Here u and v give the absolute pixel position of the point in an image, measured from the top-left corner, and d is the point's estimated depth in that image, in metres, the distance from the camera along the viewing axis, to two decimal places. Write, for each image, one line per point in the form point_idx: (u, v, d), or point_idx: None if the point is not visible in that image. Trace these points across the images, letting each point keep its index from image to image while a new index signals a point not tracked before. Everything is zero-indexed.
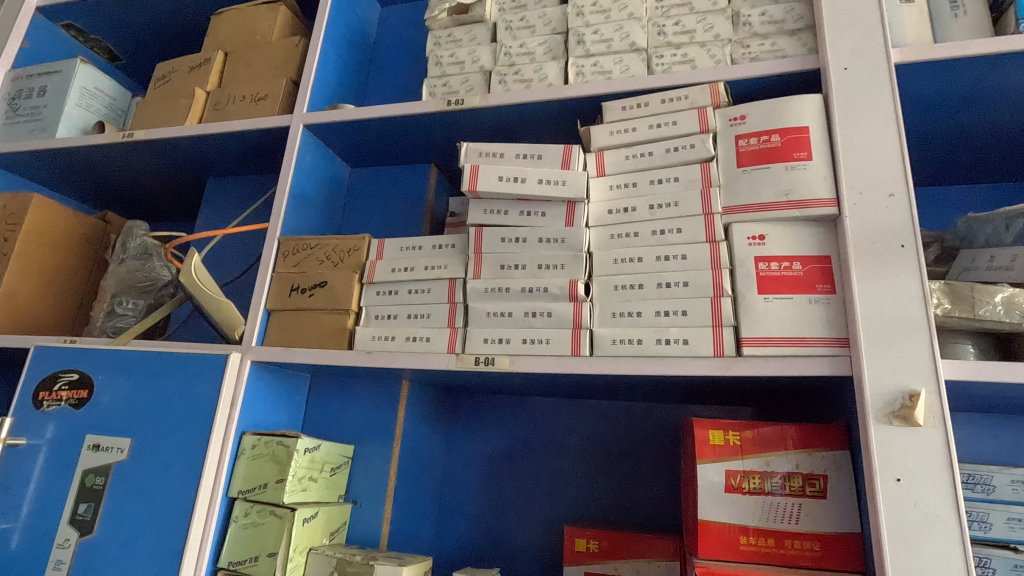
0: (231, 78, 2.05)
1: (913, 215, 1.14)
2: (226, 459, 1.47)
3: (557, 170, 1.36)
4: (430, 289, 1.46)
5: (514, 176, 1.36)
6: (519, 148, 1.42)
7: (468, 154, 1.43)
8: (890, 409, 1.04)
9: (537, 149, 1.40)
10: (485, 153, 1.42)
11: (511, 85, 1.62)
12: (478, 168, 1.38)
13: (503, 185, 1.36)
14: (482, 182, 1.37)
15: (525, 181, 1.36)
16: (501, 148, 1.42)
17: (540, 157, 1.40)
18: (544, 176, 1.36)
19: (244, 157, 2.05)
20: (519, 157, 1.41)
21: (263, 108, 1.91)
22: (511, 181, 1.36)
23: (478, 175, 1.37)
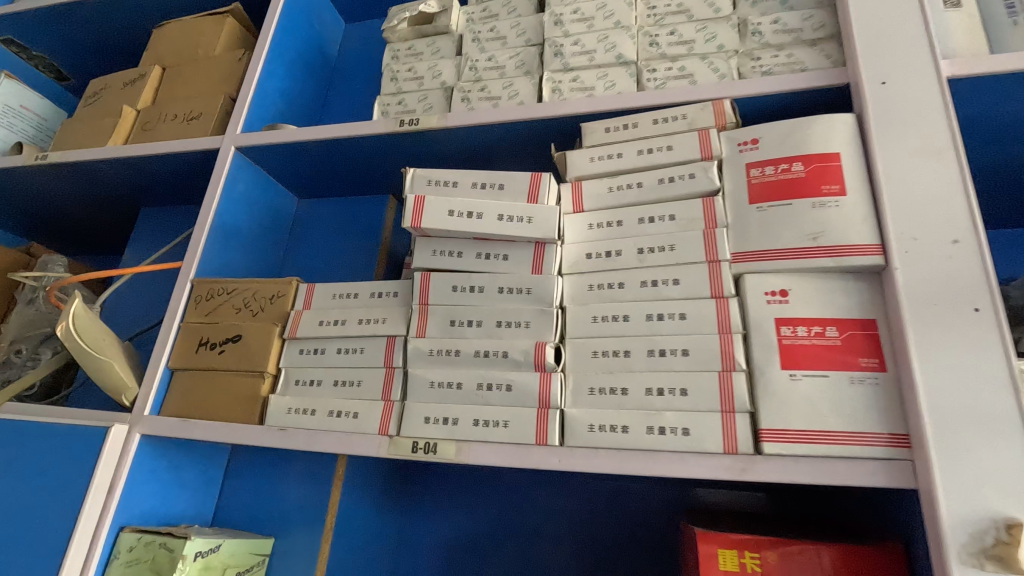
0: (165, 95, 1.78)
1: (986, 268, 0.86)
2: (93, 565, 1.12)
3: (522, 203, 1.08)
4: (364, 349, 1.16)
5: (467, 212, 1.08)
6: (478, 174, 1.13)
7: (413, 183, 1.15)
8: (979, 545, 0.74)
9: (499, 177, 1.12)
10: (435, 180, 1.14)
11: (476, 104, 1.36)
12: (424, 199, 1.10)
13: (454, 222, 1.08)
14: (428, 218, 1.09)
15: (481, 218, 1.08)
16: (455, 175, 1.14)
17: (502, 187, 1.12)
18: (506, 211, 1.08)
19: (175, 186, 1.78)
20: (476, 186, 1.13)
21: (194, 128, 1.63)
22: (463, 217, 1.08)
23: (423, 209, 1.09)
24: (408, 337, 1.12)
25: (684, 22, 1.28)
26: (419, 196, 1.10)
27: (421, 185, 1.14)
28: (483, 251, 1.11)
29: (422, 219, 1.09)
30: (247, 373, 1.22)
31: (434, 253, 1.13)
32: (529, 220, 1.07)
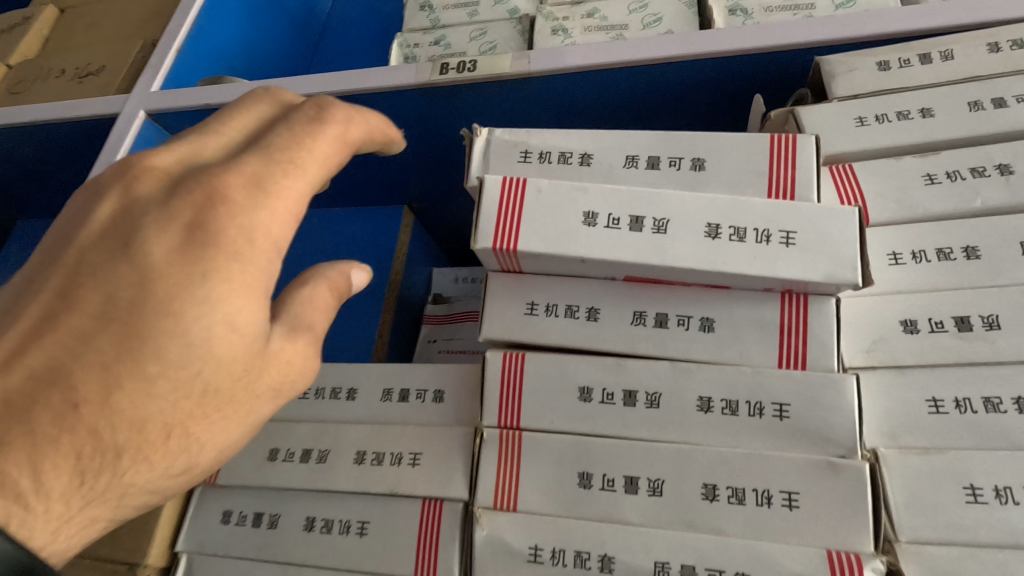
0: (58, 43, 1.13)
1: None
2: None
3: (762, 200, 0.46)
4: (369, 524, 0.52)
5: (628, 217, 0.46)
6: (637, 137, 0.51)
7: (489, 155, 0.53)
8: None
9: (692, 142, 0.50)
10: (540, 149, 0.52)
11: (580, 36, 0.75)
12: (525, 185, 0.47)
13: (599, 242, 0.46)
14: (535, 231, 0.46)
15: (666, 233, 0.45)
16: (587, 139, 0.52)
17: (701, 164, 0.49)
18: (726, 220, 0.45)
19: (61, 186, 1.12)
20: (636, 163, 0.50)
21: (91, 88, 0.99)
22: (619, 229, 0.46)
23: (523, 208, 0.47)
24: (474, 507, 0.49)
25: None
26: (513, 178, 0.48)
27: (506, 160, 0.52)
28: (652, 310, 0.49)
29: (520, 231, 0.46)
30: (99, 566, 0.56)
31: (534, 311, 0.51)
32: (787, 240, 0.44)
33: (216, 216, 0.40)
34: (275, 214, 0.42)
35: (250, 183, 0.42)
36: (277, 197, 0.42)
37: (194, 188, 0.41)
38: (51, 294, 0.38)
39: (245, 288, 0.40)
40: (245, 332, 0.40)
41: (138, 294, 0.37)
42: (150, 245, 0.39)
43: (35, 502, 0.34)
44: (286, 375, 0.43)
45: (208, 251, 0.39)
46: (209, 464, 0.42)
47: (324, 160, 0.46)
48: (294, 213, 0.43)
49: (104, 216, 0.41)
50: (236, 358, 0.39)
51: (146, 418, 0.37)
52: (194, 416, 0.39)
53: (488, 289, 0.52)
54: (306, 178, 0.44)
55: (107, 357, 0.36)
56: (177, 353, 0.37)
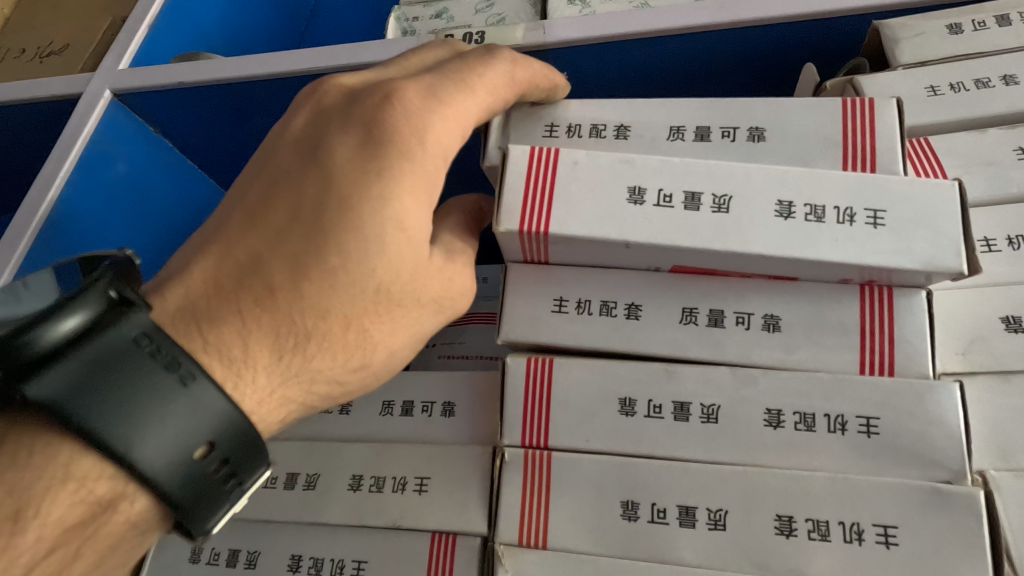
0: (17, 19, 1.03)
1: None
2: None
3: (842, 173, 0.38)
4: (367, 564, 0.43)
5: (682, 193, 0.38)
6: (681, 105, 0.43)
7: (510, 129, 0.45)
8: None
9: (748, 109, 0.42)
10: (569, 121, 0.44)
11: (599, 6, 0.68)
12: (556, 157, 0.39)
13: (648, 224, 0.38)
14: (569, 211, 0.38)
15: (727, 211, 0.38)
16: (622, 107, 0.44)
17: (759, 135, 0.42)
18: (800, 197, 0.37)
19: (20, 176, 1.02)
20: (683, 135, 0.43)
21: (53, 69, 0.89)
22: (672, 207, 0.38)
23: (555, 183, 0.39)
24: (495, 543, 0.41)
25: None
26: (542, 148, 0.40)
27: (530, 134, 0.45)
28: (705, 307, 0.41)
29: (553, 210, 0.38)
30: None
31: (563, 308, 0.43)
32: (876, 221, 0.37)
33: (395, 122, 0.39)
34: (450, 124, 0.39)
35: (425, 92, 0.40)
36: (452, 108, 0.40)
37: (374, 98, 0.40)
38: (251, 195, 0.40)
39: (419, 189, 0.38)
40: (413, 233, 0.38)
41: (320, 190, 0.38)
42: (333, 146, 0.39)
43: (244, 369, 0.36)
44: (449, 290, 0.42)
45: (384, 151, 0.38)
46: (384, 367, 0.42)
47: (499, 87, 0.41)
48: (468, 127, 0.40)
49: (296, 127, 0.42)
50: (407, 259, 0.38)
51: (327, 309, 0.37)
52: (370, 312, 0.38)
53: (508, 283, 0.44)
54: (482, 95, 0.41)
55: (297, 250, 0.37)
56: (351, 247, 0.37)
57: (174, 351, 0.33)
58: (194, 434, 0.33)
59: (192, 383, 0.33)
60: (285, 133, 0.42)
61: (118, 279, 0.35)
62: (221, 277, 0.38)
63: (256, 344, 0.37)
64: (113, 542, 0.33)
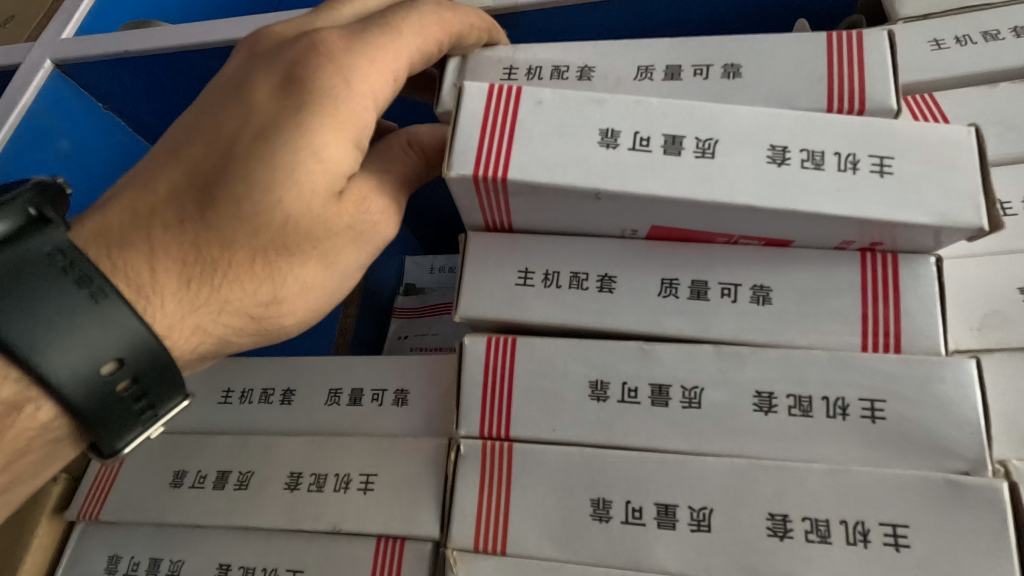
0: None
1: None
2: None
3: (845, 117, 0.33)
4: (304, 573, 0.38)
5: (662, 137, 0.34)
6: (651, 44, 0.39)
7: (466, 75, 0.42)
8: None
9: (723, 45, 0.38)
10: (529, 64, 0.40)
11: None
12: (520, 96, 0.35)
13: (622, 169, 0.34)
14: (530, 156, 0.34)
15: (713, 158, 0.33)
16: (584, 49, 0.40)
17: (735, 72, 0.37)
18: (795, 141, 0.33)
19: None
20: (651, 75, 0.38)
21: None
22: (650, 153, 0.34)
23: (517, 124, 0.35)
24: (447, 549, 0.35)
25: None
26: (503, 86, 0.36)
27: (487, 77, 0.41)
28: (687, 278, 0.38)
29: (513, 151, 0.34)
30: None
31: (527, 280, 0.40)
32: (881, 168, 0.32)
33: (317, 56, 0.36)
34: (377, 60, 0.37)
35: (351, 32, 0.38)
36: (379, 46, 0.37)
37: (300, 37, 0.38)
38: (178, 135, 0.38)
39: (340, 119, 0.35)
40: (331, 167, 0.35)
41: (236, 123, 0.36)
42: (258, 80, 0.37)
43: (151, 295, 0.34)
44: (370, 231, 0.39)
45: (302, 81, 0.35)
46: (301, 305, 0.39)
47: (430, 32, 0.39)
48: (400, 65, 0.38)
49: (231, 66, 0.40)
50: (321, 190, 0.35)
51: (233, 240, 0.35)
52: (277, 247, 0.36)
53: (468, 251, 0.41)
54: (412, 36, 0.38)
55: (208, 183, 0.35)
56: (260, 179, 0.34)
57: (85, 265, 0.31)
58: (104, 349, 0.31)
59: (104, 299, 0.31)
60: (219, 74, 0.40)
61: (46, 188, 0.33)
62: (132, 210, 0.36)
63: (162, 271, 0.35)
64: (20, 447, 0.33)
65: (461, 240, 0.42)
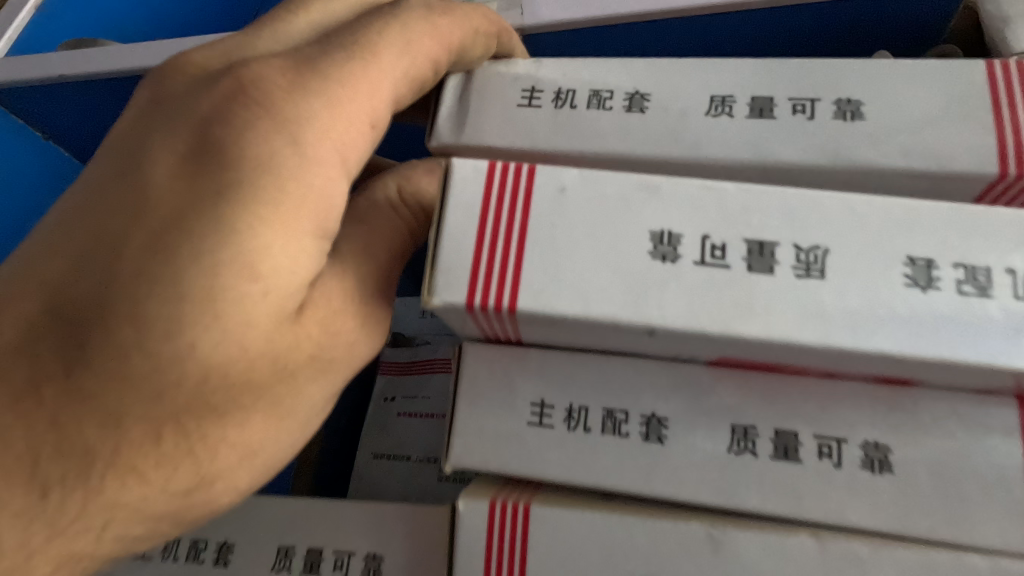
0: None
1: None
2: None
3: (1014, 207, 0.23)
4: None
5: (743, 243, 0.23)
6: (732, 69, 0.28)
7: (470, 94, 0.31)
8: None
9: (836, 73, 0.27)
10: (558, 85, 0.30)
11: None
12: (535, 181, 0.24)
13: (688, 293, 0.23)
14: (551, 275, 0.23)
15: (825, 277, 0.22)
16: (640, 65, 0.29)
17: (857, 113, 0.27)
18: (947, 252, 0.22)
19: None
20: (731, 109, 0.28)
21: None
22: (727, 267, 0.23)
23: (530, 224, 0.24)
24: None
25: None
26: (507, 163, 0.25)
27: (500, 101, 0.30)
28: (768, 427, 0.27)
29: (525, 264, 0.24)
30: None
31: (545, 420, 0.30)
32: None
33: (251, 109, 0.25)
34: (343, 110, 0.26)
35: (298, 66, 0.26)
36: (343, 86, 0.26)
37: (224, 76, 0.26)
38: (47, 232, 0.27)
39: (289, 208, 0.24)
40: (272, 284, 0.24)
41: (129, 218, 0.24)
42: (163, 146, 0.25)
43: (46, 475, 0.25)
44: (339, 350, 0.28)
45: (231, 154, 0.24)
46: (243, 474, 0.28)
47: (421, 54, 0.29)
48: (377, 110, 0.27)
49: (123, 120, 0.28)
50: (267, 316, 0.25)
51: (138, 398, 0.24)
52: (205, 401, 0.25)
53: (464, 378, 0.31)
54: (391, 67, 0.28)
55: (91, 313, 0.24)
56: (167, 312, 0.23)
57: None
58: None
59: None
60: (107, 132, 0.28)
61: None
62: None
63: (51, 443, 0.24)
64: None
65: (455, 353, 0.32)
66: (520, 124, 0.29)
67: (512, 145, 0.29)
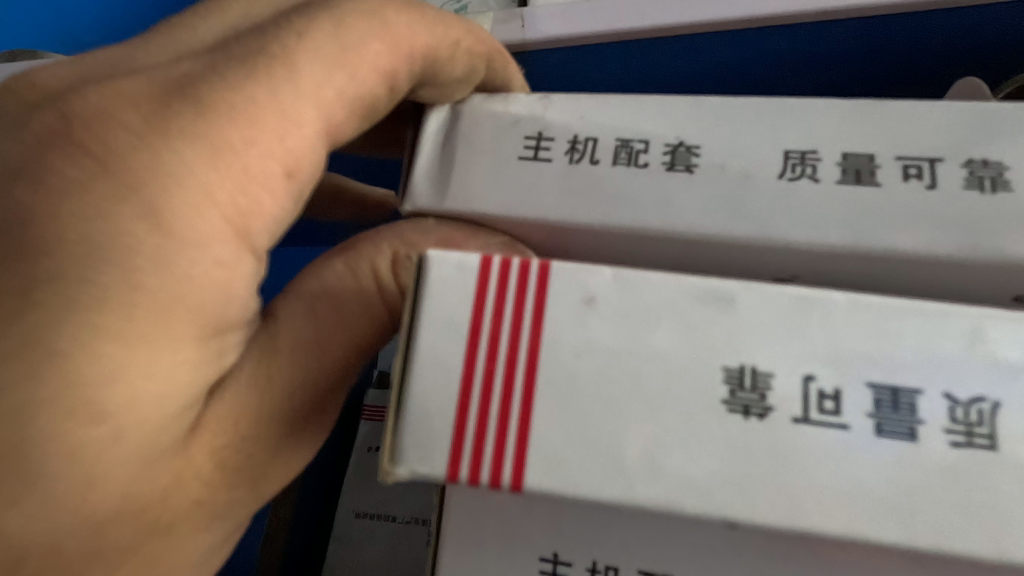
0: None
1: None
2: None
3: None
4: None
5: (868, 390, 0.15)
6: (813, 113, 0.21)
7: (455, 138, 0.23)
8: None
9: (966, 120, 0.20)
10: (572, 130, 0.22)
11: None
12: (547, 289, 0.17)
13: (781, 463, 0.15)
14: (578, 438, 0.16)
15: (997, 447, 0.15)
16: (682, 103, 0.22)
17: (1000, 180, 0.19)
18: None
19: None
20: (815, 169, 0.20)
21: None
22: (845, 428, 0.15)
23: (540, 352, 0.17)
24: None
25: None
26: (502, 263, 0.17)
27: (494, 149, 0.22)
28: None
29: (534, 419, 0.16)
30: None
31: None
32: None
33: (76, 157, 0.16)
34: (232, 156, 0.18)
35: (162, 89, 0.18)
36: (236, 118, 0.18)
37: (46, 104, 0.18)
38: None
39: (145, 316, 0.16)
40: (124, 424, 0.16)
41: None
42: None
43: None
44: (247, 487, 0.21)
45: (37, 231, 0.16)
46: None
47: (364, 64, 0.20)
48: (290, 149, 0.19)
49: None
50: (120, 472, 0.17)
51: None
52: None
53: (445, 529, 0.21)
54: (314, 85, 0.19)
55: None
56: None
57: None
58: None
59: None
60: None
61: None
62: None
63: None
64: None
65: (437, 497, 0.22)
66: (521, 184, 0.22)
67: (511, 212, 0.21)
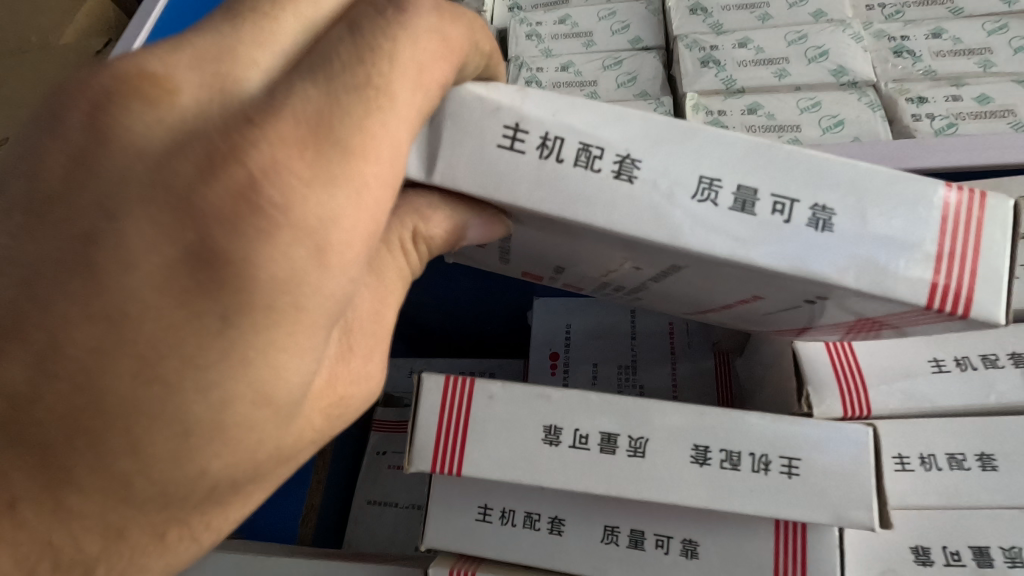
0: None
1: None
2: None
3: (760, 427, 0.51)
4: None
5: (599, 434, 0.52)
6: (725, 150, 0.48)
7: (450, 123, 0.49)
8: None
9: (808, 180, 0.47)
10: (550, 134, 0.48)
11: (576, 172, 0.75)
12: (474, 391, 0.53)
13: (582, 463, 0.51)
14: (505, 445, 0.52)
15: (641, 456, 0.51)
16: (633, 128, 0.48)
17: (827, 220, 0.47)
18: (717, 444, 0.51)
19: None
20: (717, 189, 0.47)
21: None
22: (588, 448, 0.51)
23: (468, 410, 0.53)
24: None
25: (811, 110, 0.90)
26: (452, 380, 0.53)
27: (480, 142, 0.49)
28: (626, 527, 0.55)
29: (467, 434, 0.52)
30: None
31: (486, 517, 0.56)
32: (789, 469, 0.50)
33: (272, 214, 0.38)
34: (362, 188, 0.41)
35: (307, 138, 0.40)
36: (359, 145, 0.41)
37: (237, 165, 0.38)
38: (52, 296, 0.38)
39: (309, 309, 0.41)
40: (288, 380, 0.43)
41: (129, 324, 0.37)
42: (163, 245, 0.37)
43: (70, 491, 0.40)
44: (336, 404, 0.53)
45: (253, 273, 0.38)
46: (237, 506, 0.50)
47: (415, 89, 0.43)
48: (389, 174, 0.43)
49: (124, 189, 0.38)
50: (269, 418, 0.44)
51: (156, 460, 0.40)
52: (226, 476, 0.44)
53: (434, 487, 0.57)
54: (397, 113, 0.42)
55: (122, 388, 0.38)
56: (210, 401, 0.40)
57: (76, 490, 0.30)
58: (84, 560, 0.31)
59: None
60: (77, 212, 0.38)
61: None
62: (23, 449, 0.39)
63: (86, 477, 0.39)
64: None
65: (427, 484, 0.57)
66: (500, 165, 0.49)
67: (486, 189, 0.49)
